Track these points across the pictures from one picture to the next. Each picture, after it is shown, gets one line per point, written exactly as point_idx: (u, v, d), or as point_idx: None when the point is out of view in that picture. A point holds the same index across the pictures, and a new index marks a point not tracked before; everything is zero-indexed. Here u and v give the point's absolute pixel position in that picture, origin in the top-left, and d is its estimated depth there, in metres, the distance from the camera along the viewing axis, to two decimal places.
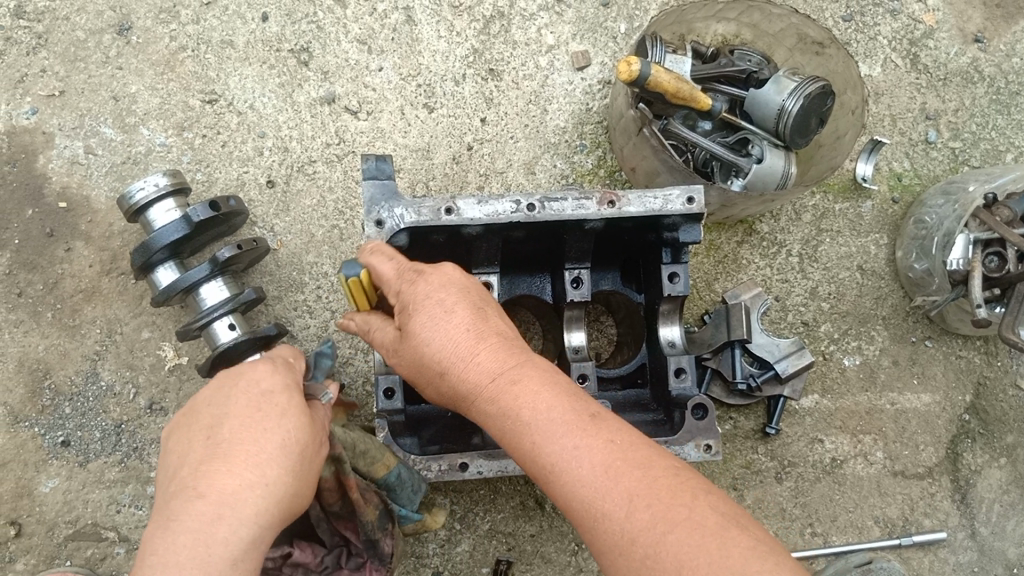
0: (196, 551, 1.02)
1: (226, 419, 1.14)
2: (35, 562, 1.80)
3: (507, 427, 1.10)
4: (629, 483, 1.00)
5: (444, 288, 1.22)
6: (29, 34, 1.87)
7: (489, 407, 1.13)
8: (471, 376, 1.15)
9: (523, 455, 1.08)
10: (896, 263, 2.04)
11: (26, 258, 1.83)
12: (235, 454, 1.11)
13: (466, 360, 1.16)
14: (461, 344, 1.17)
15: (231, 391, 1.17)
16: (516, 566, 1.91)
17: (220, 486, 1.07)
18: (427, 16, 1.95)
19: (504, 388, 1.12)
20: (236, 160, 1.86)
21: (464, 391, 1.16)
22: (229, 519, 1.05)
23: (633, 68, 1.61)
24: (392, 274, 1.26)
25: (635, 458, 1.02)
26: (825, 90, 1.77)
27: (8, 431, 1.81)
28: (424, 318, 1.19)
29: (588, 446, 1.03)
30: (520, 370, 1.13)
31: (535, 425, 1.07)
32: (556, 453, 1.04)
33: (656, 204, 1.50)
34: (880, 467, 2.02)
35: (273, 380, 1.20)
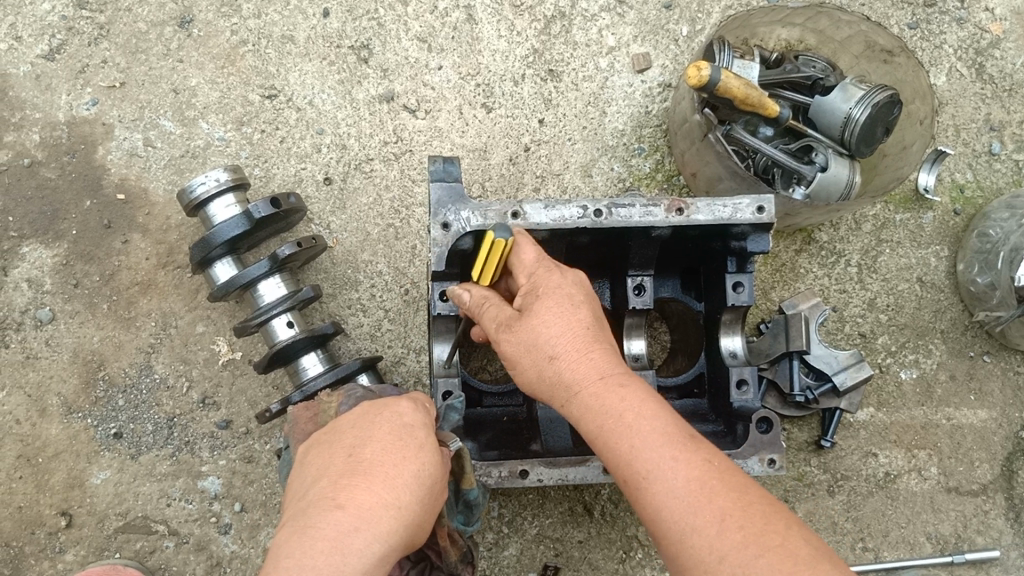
0: (331, 558, 0.97)
1: (368, 441, 1.13)
2: (84, 553, 1.79)
3: (603, 429, 1.13)
4: (725, 505, 1.02)
5: (576, 286, 1.25)
6: (91, 25, 1.87)
7: (588, 405, 1.15)
8: (578, 371, 1.17)
9: (614, 458, 1.10)
10: (956, 276, 2.00)
11: (82, 250, 1.83)
12: (372, 472, 1.08)
13: (580, 353, 1.18)
14: (575, 334, 1.19)
15: (376, 416, 1.18)
16: (563, 572, 1.90)
17: (357, 502, 1.04)
18: (488, 14, 1.93)
19: (610, 388, 1.15)
20: (294, 157, 1.86)
21: (571, 382, 1.17)
22: (363, 533, 1.01)
23: (703, 73, 1.58)
24: (532, 260, 1.29)
25: (732, 483, 1.04)
26: (892, 99, 1.73)
27: (60, 422, 1.81)
28: (550, 306, 1.22)
29: (686, 461, 1.06)
30: (627, 377, 1.17)
31: (635, 432, 1.09)
32: (652, 459, 1.06)
33: (725, 212, 1.47)
34: (934, 483, 1.97)
35: (415, 415, 1.19)
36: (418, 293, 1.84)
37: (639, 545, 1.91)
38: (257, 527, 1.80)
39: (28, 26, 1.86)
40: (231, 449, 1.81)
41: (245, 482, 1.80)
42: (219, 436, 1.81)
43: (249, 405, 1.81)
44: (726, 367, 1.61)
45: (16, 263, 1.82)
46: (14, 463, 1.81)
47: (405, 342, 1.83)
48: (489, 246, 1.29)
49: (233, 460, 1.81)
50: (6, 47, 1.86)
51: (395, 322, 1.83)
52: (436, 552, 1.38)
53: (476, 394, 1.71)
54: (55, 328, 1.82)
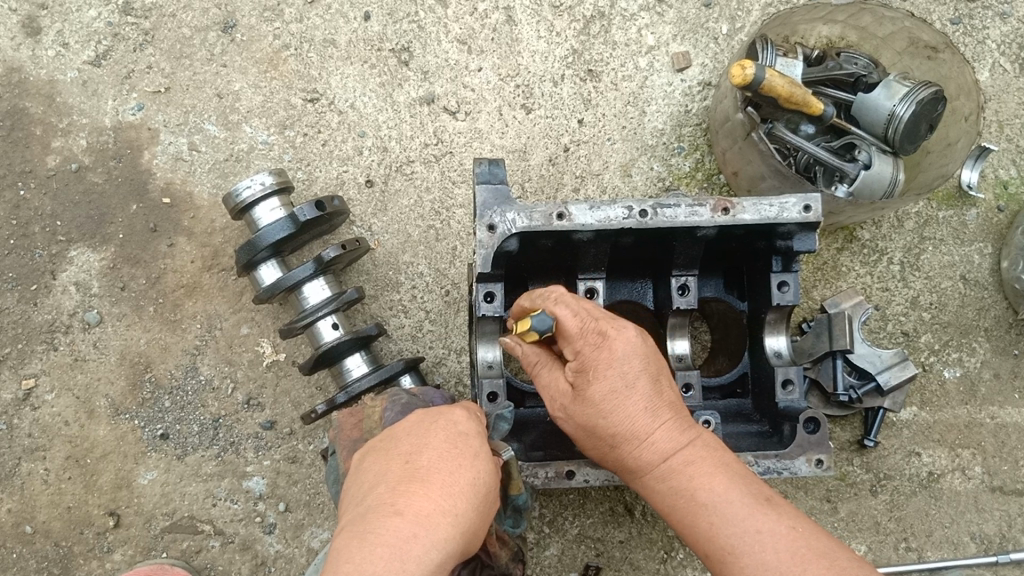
0: (393, 565, 0.98)
1: (423, 449, 1.14)
2: (132, 553, 1.82)
3: (680, 504, 1.23)
4: (812, 569, 1.10)
5: (631, 357, 1.27)
6: (136, 31, 1.90)
7: (662, 483, 1.26)
8: (647, 454, 1.27)
9: (696, 531, 1.20)
10: (1000, 274, 1.99)
11: (129, 253, 1.85)
12: (431, 480, 1.09)
13: (642, 439, 1.27)
14: (634, 417, 1.27)
15: (431, 424, 1.18)
16: (604, 572, 1.90)
17: (415, 509, 1.05)
18: (527, 16, 1.93)
19: (678, 468, 1.25)
20: (336, 159, 1.87)
21: (638, 465, 1.28)
22: (422, 540, 1.02)
23: (747, 72, 1.60)
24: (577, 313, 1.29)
25: (818, 547, 1.13)
26: (937, 96, 1.71)
27: (108, 423, 1.83)
28: (610, 383, 1.27)
29: (771, 530, 1.15)
30: (695, 451, 1.26)
31: (714, 508, 1.19)
32: (734, 535, 1.16)
33: (771, 211, 1.47)
34: (978, 482, 1.95)
35: (468, 424, 1.20)
36: (459, 294, 1.84)
37: (680, 545, 1.91)
38: (301, 526, 1.81)
39: (75, 33, 1.89)
40: (276, 449, 1.82)
41: (290, 482, 1.82)
42: (264, 437, 1.83)
43: (292, 406, 1.83)
44: (771, 367, 1.61)
45: (64, 267, 1.85)
46: (64, 464, 1.83)
47: (446, 343, 1.84)
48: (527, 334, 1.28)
49: (278, 461, 1.82)
50: (54, 53, 1.89)
51: (437, 322, 1.84)
52: (486, 555, 1.41)
53: (518, 395, 1.70)
54: (102, 331, 1.84)
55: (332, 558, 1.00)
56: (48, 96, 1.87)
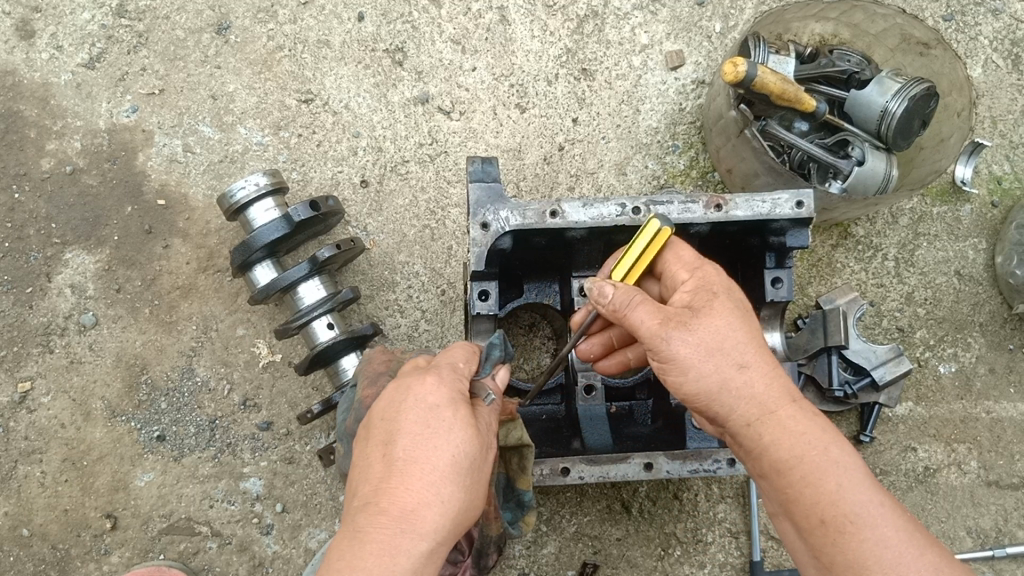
0: (383, 564, 1.03)
1: (398, 431, 1.12)
2: (130, 555, 1.82)
3: (794, 464, 1.19)
4: (927, 553, 1.13)
5: (726, 317, 1.23)
6: (130, 33, 1.90)
7: (772, 437, 1.20)
8: (744, 406, 1.21)
9: (810, 495, 1.17)
10: (995, 269, 1.99)
11: (124, 255, 1.85)
12: (409, 469, 1.09)
13: (751, 392, 1.21)
14: (724, 364, 1.21)
15: (402, 399, 1.15)
16: (601, 569, 1.90)
17: (399, 505, 1.07)
18: (521, 15, 1.94)
19: (791, 424, 1.20)
20: (330, 159, 1.87)
21: (741, 415, 1.22)
22: (410, 535, 1.05)
23: (739, 69, 1.60)
24: (691, 260, 1.33)
25: (921, 532, 1.16)
26: (929, 92, 1.72)
27: (104, 425, 1.83)
28: (710, 327, 1.21)
29: (890, 508, 1.16)
30: (803, 410, 1.22)
31: (839, 473, 1.17)
32: (860, 506, 1.15)
33: (764, 207, 1.47)
34: (974, 477, 1.96)
35: (440, 392, 1.15)
36: (456, 293, 1.85)
37: (678, 542, 1.91)
38: (298, 527, 1.81)
39: (69, 36, 1.89)
40: (273, 450, 1.82)
41: (287, 483, 1.82)
42: (261, 438, 1.83)
43: (289, 406, 1.83)
44: None
45: (59, 269, 1.85)
46: (60, 466, 1.83)
47: (442, 342, 1.84)
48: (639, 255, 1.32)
49: (275, 462, 1.82)
50: (48, 56, 1.89)
51: (433, 322, 1.84)
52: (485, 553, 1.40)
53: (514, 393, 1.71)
54: (98, 333, 1.84)
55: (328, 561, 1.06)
56: (42, 99, 1.87)
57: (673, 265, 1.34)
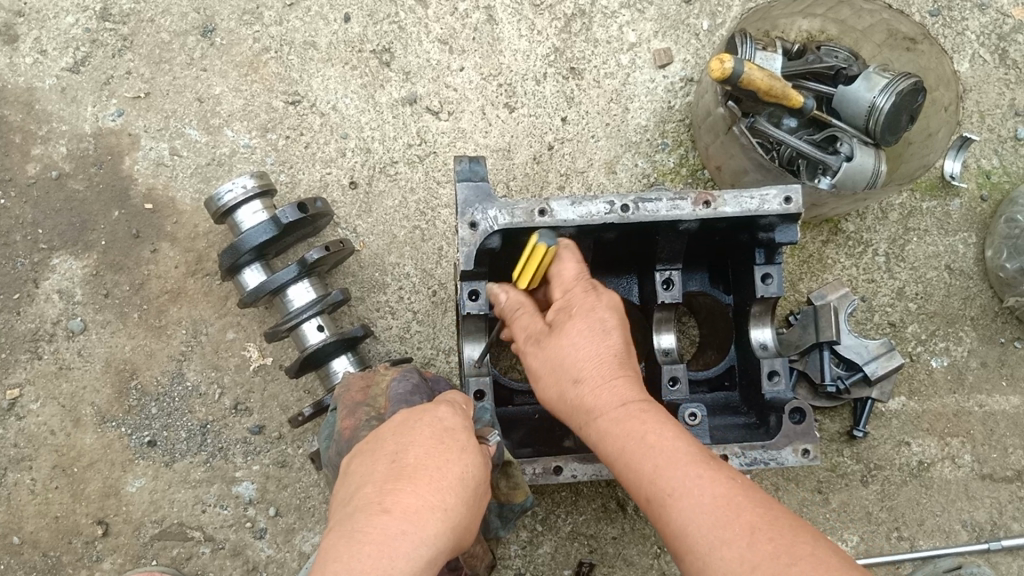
0: (383, 557, 0.98)
1: (408, 446, 1.13)
2: (122, 561, 1.80)
3: (625, 448, 1.18)
4: (751, 519, 1.04)
5: (609, 309, 1.32)
6: (115, 37, 1.89)
7: (609, 429, 1.22)
8: (591, 397, 1.25)
9: (639, 478, 1.15)
10: (985, 263, 1.99)
11: (112, 259, 1.84)
12: (417, 477, 1.08)
13: (602, 381, 1.25)
14: (558, 379, 1.28)
15: (415, 423, 1.17)
16: (598, 569, 1.90)
17: (403, 506, 1.04)
18: (508, 15, 1.93)
19: (633, 414, 1.21)
20: (319, 161, 1.86)
21: (592, 408, 1.24)
22: (411, 537, 1.01)
23: (726, 66, 1.60)
24: (573, 276, 1.36)
25: (753, 497, 1.08)
26: (916, 87, 1.73)
27: (95, 431, 1.82)
28: (574, 329, 1.29)
29: (711, 477, 1.10)
30: (649, 404, 1.23)
31: (659, 452, 1.14)
32: (677, 479, 1.11)
33: (752, 204, 1.47)
34: (968, 470, 1.96)
35: (454, 419, 1.20)
36: (447, 293, 1.84)
37: None
38: (292, 530, 1.81)
39: (53, 40, 1.88)
40: (265, 454, 1.81)
41: (279, 487, 1.81)
42: (253, 442, 1.82)
43: (280, 410, 1.82)
44: (757, 360, 1.61)
45: (47, 275, 1.84)
46: (51, 473, 1.82)
47: (434, 343, 1.83)
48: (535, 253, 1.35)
49: (267, 465, 1.81)
50: (32, 61, 1.88)
51: (424, 323, 1.83)
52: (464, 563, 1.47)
53: (506, 393, 1.71)
54: (87, 338, 1.83)
55: (319, 563, 0.99)
56: (27, 104, 1.86)
57: (555, 280, 1.38)
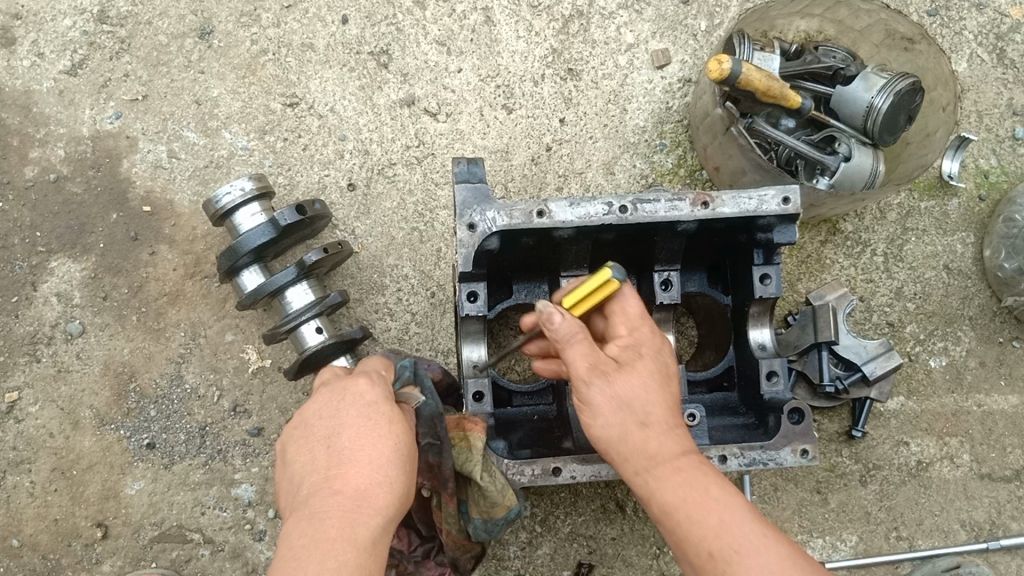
0: (345, 530, 1.08)
1: (342, 427, 1.19)
2: (121, 564, 1.80)
3: (677, 497, 1.18)
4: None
5: (667, 352, 1.29)
6: (112, 39, 1.89)
7: (666, 476, 1.20)
8: (650, 444, 1.21)
9: (691, 531, 1.15)
10: (983, 262, 1.99)
11: (110, 262, 1.84)
12: (355, 457, 1.16)
13: (661, 428, 1.22)
14: (627, 409, 1.22)
15: (342, 401, 1.23)
16: (597, 569, 1.90)
17: (352, 485, 1.13)
18: (506, 16, 1.93)
19: (688, 463, 1.21)
20: (317, 163, 1.86)
21: (649, 453, 1.21)
22: (367, 512, 1.11)
23: (724, 67, 1.60)
24: (638, 314, 1.32)
25: (802, 556, 1.11)
26: (914, 87, 1.73)
27: (94, 434, 1.82)
28: (642, 369, 1.24)
29: (767, 534, 1.13)
30: (699, 457, 1.24)
31: (715, 505, 1.16)
32: (736, 532, 1.13)
33: (750, 204, 1.47)
34: (967, 470, 1.97)
35: (375, 392, 1.25)
36: (446, 295, 1.84)
37: (673, 541, 1.91)
38: None
39: (50, 42, 1.88)
40: (264, 456, 1.82)
41: None
42: (251, 444, 1.82)
43: (279, 412, 1.82)
44: (756, 359, 1.62)
45: (46, 278, 1.84)
46: (49, 476, 1.82)
47: (433, 345, 1.83)
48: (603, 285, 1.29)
49: (266, 467, 1.81)
50: (30, 64, 1.88)
51: (423, 325, 1.83)
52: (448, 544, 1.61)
53: (505, 394, 1.71)
54: (85, 341, 1.83)
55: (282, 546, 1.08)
56: (24, 107, 1.86)
57: (619, 313, 1.32)
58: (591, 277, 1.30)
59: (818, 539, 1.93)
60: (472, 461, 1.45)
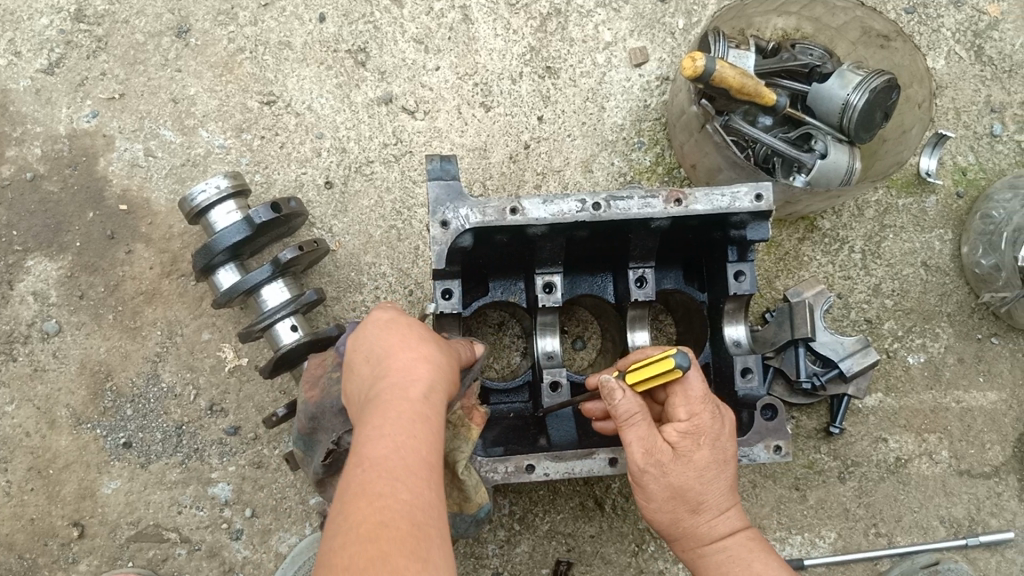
0: (398, 406, 1.04)
1: (371, 340, 1.19)
2: (98, 563, 1.80)
3: (702, 539, 1.40)
4: None
5: (725, 430, 1.40)
6: (89, 38, 1.88)
7: (701, 531, 1.39)
8: (693, 508, 1.38)
9: (702, 556, 1.40)
10: (961, 259, 1.99)
11: (87, 261, 1.84)
12: (388, 357, 1.14)
13: (706, 494, 1.37)
14: (684, 471, 1.36)
15: (361, 331, 1.22)
16: (576, 567, 1.90)
17: (388, 379, 1.10)
18: (484, 14, 1.93)
19: (723, 529, 1.39)
20: (294, 161, 1.86)
21: (690, 520, 1.39)
22: (412, 386, 1.08)
23: (698, 64, 1.60)
24: (700, 395, 1.38)
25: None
26: (890, 84, 1.74)
27: (70, 433, 1.82)
28: (699, 458, 1.36)
29: (771, 564, 1.37)
30: (736, 520, 1.40)
31: (729, 541, 1.39)
32: (736, 554, 1.38)
33: (723, 201, 1.47)
34: (945, 466, 1.97)
35: (391, 313, 1.25)
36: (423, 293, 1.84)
37: (651, 538, 1.91)
38: (269, 531, 1.80)
39: (27, 41, 1.88)
40: (241, 455, 1.81)
41: (255, 488, 1.81)
42: (228, 443, 1.82)
43: (256, 410, 1.82)
44: (730, 357, 1.61)
45: (22, 277, 1.83)
46: (26, 475, 1.81)
47: None
48: (667, 369, 1.33)
49: (243, 466, 1.81)
50: (6, 63, 1.87)
51: None
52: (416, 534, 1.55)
53: (481, 392, 1.71)
54: (62, 340, 1.83)
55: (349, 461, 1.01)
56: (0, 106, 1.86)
57: (680, 392, 1.39)
58: (657, 360, 1.34)
59: (796, 536, 1.93)
60: (461, 452, 1.39)
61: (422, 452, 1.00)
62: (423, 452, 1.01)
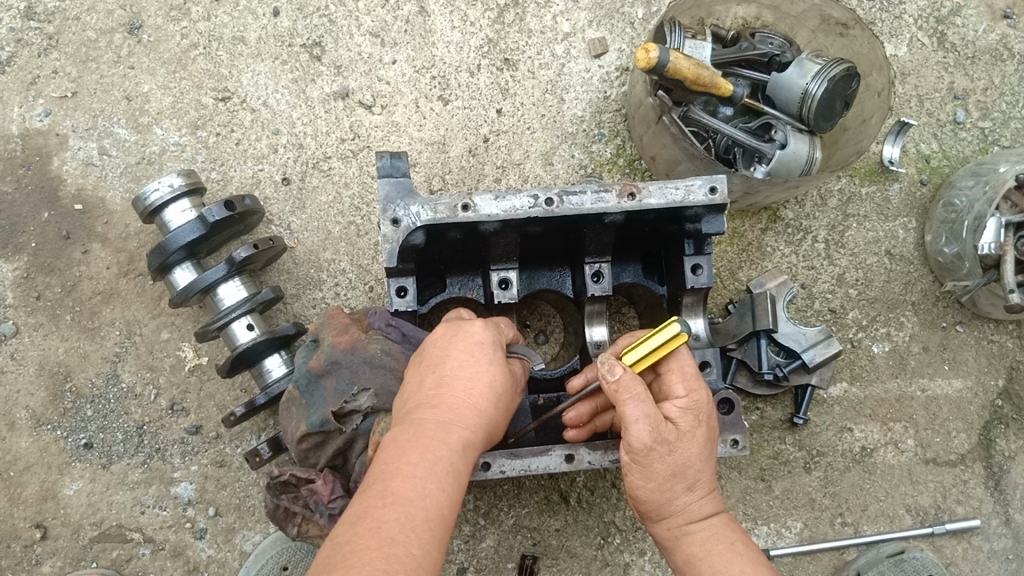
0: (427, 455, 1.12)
1: (447, 358, 1.25)
2: (61, 564, 1.79)
3: (689, 520, 1.38)
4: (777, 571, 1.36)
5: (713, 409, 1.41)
6: (40, 36, 1.86)
7: (687, 511, 1.38)
8: (685, 488, 1.36)
9: (686, 541, 1.37)
10: (925, 247, 1.99)
11: (43, 261, 1.82)
12: (446, 394, 1.21)
13: (699, 473, 1.36)
14: (686, 448, 1.34)
15: (452, 340, 1.27)
16: (542, 561, 1.90)
17: (439, 416, 1.18)
18: (440, 6, 1.92)
19: (706, 508, 1.39)
20: (250, 158, 1.85)
21: (681, 500, 1.37)
22: (455, 435, 1.17)
23: (651, 55, 1.59)
24: (695, 374, 1.39)
25: None
26: (849, 73, 1.72)
27: (30, 435, 1.81)
28: (697, 433, 1.36)
29: (752, 542, 1.38)
30: (715, 500, 1.40)
31: (713, 521, 1.38)
32: (722, 534, 1.37)
33: (677, 195, 1.46)
34: (911, 455, 1.97)
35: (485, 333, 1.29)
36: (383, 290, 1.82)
37: (617, 531, 1.90)
38: (232, 530, 1.80)
39: None
40: (203, 454, 1.81)
41: (218, 486, 1.80)
42: (190, 442, 1.81)
43: (217, 409, 1.81)
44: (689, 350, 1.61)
45: None
46: None
47: None
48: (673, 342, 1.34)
49: (205, 465, 1.80)
50: None
51: None
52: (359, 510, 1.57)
53: None
54: (20, 341, 1.82)
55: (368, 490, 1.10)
56: None
57: (676, 371, 1.39)
58: (663, 336, 1.34)
59: (762, 526, 1.92)
60: None
61: (444, 504, 1.08)
62: (441, 510, 1.08)
